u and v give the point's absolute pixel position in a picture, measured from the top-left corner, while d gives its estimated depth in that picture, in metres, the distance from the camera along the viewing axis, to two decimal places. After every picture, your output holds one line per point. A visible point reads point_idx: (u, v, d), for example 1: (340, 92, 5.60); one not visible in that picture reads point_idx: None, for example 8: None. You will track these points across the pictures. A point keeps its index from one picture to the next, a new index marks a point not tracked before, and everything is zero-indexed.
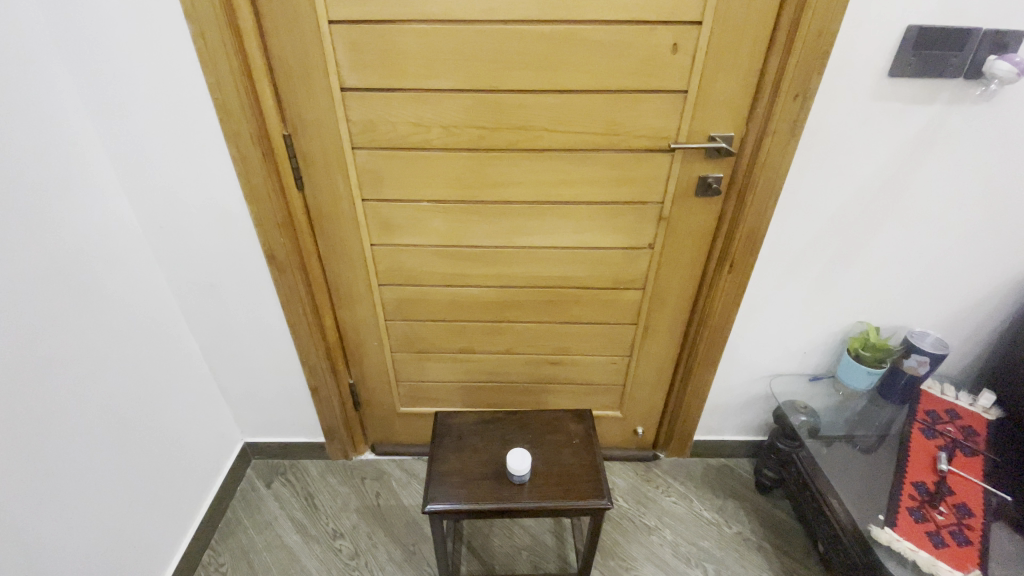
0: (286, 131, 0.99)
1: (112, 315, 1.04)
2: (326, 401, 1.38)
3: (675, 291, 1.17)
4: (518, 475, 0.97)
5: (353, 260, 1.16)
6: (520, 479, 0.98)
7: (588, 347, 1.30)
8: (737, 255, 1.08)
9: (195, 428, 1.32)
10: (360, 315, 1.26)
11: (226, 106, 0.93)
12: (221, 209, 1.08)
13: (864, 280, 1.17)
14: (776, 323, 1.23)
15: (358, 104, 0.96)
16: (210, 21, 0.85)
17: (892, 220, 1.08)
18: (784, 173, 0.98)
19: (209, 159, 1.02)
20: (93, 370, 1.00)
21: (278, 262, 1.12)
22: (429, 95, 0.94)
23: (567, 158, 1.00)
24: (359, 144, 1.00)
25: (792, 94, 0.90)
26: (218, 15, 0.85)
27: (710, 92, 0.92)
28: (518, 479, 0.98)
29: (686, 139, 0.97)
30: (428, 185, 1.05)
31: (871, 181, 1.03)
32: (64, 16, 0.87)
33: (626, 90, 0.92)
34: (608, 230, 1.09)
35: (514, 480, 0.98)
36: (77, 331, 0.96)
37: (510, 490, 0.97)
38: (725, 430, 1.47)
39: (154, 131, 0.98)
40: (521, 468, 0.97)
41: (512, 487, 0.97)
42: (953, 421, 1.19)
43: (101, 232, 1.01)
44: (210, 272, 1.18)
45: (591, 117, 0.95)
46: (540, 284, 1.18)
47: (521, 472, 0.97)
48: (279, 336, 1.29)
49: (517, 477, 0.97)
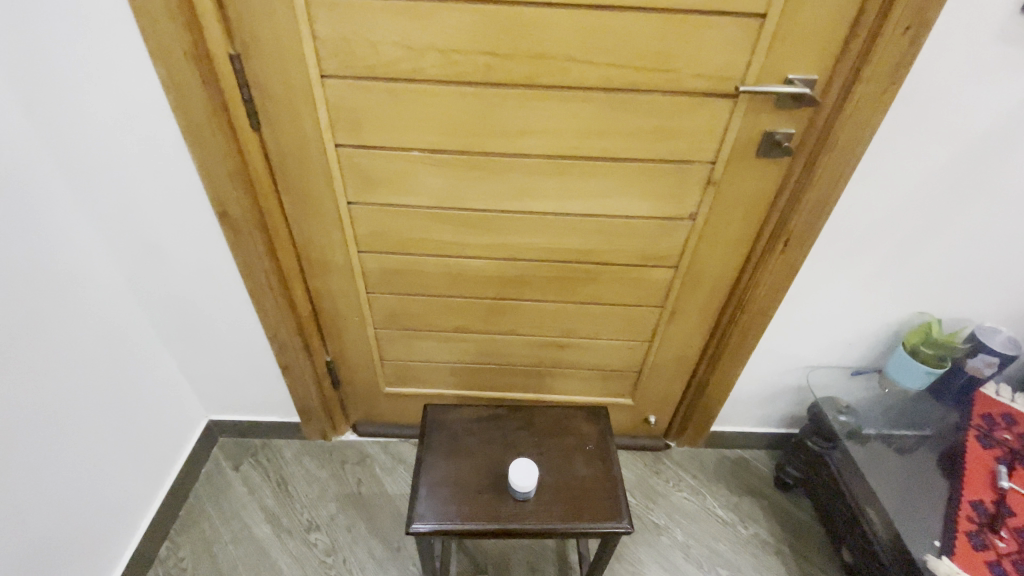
0: (233, 50, 0.76)
1: (32, 286, 0.84)
2: (300, 380, 1.21)
3: (713, 271, 0.98)
4: (523, 492, 0.82)
5: (326, 220, 0.95)
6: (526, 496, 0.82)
7: (603, 329, 1.12)
8: (796, 232, 0.89)
9: (147, 407, 1.15)
10: (336, 285, 1.06)
11: (148, 11, 0.69)
12: (161, 151, 0.85)
13: (936, 266, 0.99)
14: (824, 310, 1.06)
15: (328, 16, 0.72)
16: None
17: (986, 197, 0.89)
18: (871, 132, 0.77)
19: (136, 84, 0.78)
20: (12, 354, 0.81)
21: (231, 221, 0.90)
22: (422, 6, 0.70)
23: (598, 101, 0.78)
24: (330, 72, 0.77)
25: (904, 24, 0.68)
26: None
27: (796, 18, 0.70)
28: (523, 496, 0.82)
29: (755, 82, 0.75)
30: (419, 129, 0.82)
31: (972, 148, 0.83)
32: None
33: (686, 10, 0.70)
34: (641, 195, 0.88)
35: (518, 497, 0.83)
36: None
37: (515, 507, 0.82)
38: (745, 422, 1.32)
39: (55, 45, 0.73)
40: (528, 484, 0.82)
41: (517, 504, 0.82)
42: (1010, 429, 1.04)
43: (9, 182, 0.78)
44: (154, 231, 0.96)
45: (635, 47, 0.72)
46: (552, 257, 0.99)
47: (528, 489, 0.82)
48: (241, 307, 1.09)
49: (522, 494, 0.82)
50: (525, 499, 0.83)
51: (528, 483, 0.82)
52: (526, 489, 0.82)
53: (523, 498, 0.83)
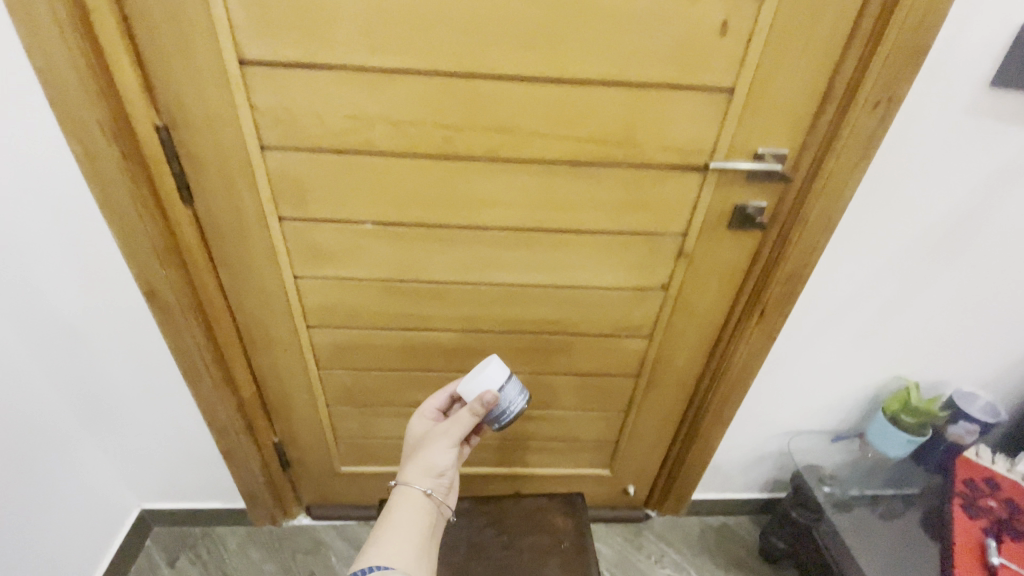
0: (160, 122, 0.68)
1: None
2: (243, 466, 1.08)
3: (689, 341, 0.94)
4: (500, 399, 0.75)
5: (269, 295, 0.86)
6: (523, 395, 0.77)
7: (575, 400, 1.06)
8: (770, 306, 0.85)
9: (64, 509, 0.97)
10: (283, 361, 0.96)
11: (53, 80, 0.60)
12: (76, 226, 0.73)
13: (913, 331, 0.96)
14: (803, 377, 1.02)
15: (267, 86, 0.65)
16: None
17: (959, 263, 0.87)
18: (843, 206, 0.74)
19: (32, 143, 0.66)
20: None
21: (160, 300, 0.80)
22: (371, 76, 0.65)
23: (565, 174, 0.74)
24: (270, 143, 0.70)
25: (873, 101, 0.66)
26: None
27: (764, 99, 0.67)
28: (501, 410, 0.76)
29: (726, 157, 0.71)
30: (372, 201, 0.76)
31: (939, 217, 0.81)
32: None
33: (653, 87, 0.66)
34: (612, 266, 0.84)
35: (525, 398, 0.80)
36: None
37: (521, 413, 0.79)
38: (728, 488, 1.25)
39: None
40: (511, 382, 0.76)
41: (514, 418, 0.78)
42: (995, 496, 0.99)
43: None
44: (70, 310, 0.82)
45: (601, 122, 0.69)
46: (521, 328, 0.92)
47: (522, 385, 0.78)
48: (177, 391, 0.96)
49: (497, 415, 0.76)
50: (518, 406, 0.77)
51: (510, 382, 0.76)
52: (516, 387, 0.76)
53: (510, 418, 0.76)
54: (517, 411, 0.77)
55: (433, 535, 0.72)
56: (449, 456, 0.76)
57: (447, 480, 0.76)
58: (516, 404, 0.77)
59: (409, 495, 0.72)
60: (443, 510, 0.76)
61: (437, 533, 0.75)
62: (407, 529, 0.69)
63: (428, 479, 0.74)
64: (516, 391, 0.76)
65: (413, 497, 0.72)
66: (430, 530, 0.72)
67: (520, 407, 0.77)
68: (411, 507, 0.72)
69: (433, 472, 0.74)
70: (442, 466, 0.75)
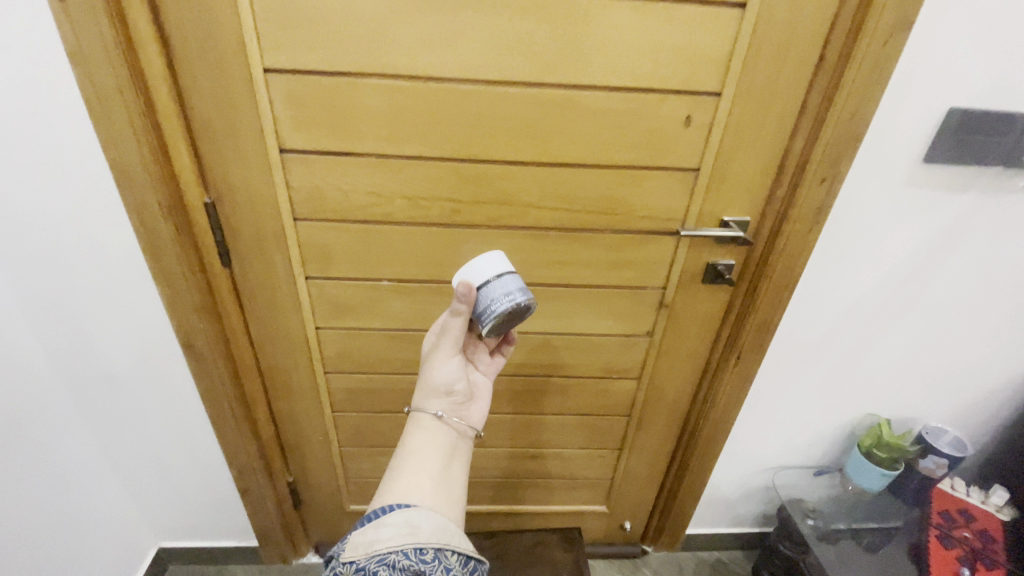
0: (209, 198, 0.78)
1: None
2: (259, 504, 1.15)
3: (674, 383, 1.03)
4: (483, 295, 0.61)
5: (293, 344, 0.95)
6: (517, 282, 0.63)
7: (572, 438, 1.13)
8: (746, 351, 0.94)
9: (92, 548, 1.03)
10: (302, 404, 1.04)
11: (125, 168, 0.72)
12: (128, 287, 0.83)
13: (880, 373, 1.04)
14: (783, 415, 1.10)
15: (303, 169, 0.77)
16: (96, 45, 0.64)
17: (914, 312, 0.95)
18: (803, 263, 0.84)
19: (100, 216, 0.76)
20: None
21: (196, 351, 0.89)
22: (392, 161, 0.77)
23: (557, 238, 0.84)
24: (303, 215, 0.81)
25: (820, 177, 0.77)
26: (110, 39, 0.64)
27: (725, 175, 0.79)
28: (484, 308, 0.61)
29: (695, 224, 0.84)
30: (388, 262, 0.86)
31: (895, 272, 0.90)
32: None
33: (630, 167, 0.79)
34: (601, 316, 0.94)
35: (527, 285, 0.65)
36: None
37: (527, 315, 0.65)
38: (721, 523, 1.30)
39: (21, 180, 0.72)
40: (495, 276, 0.62)
41: (518, 316, 0.63)
42: (969, 526, 1.05)
43: None
44: (115, 360, 0.91)
45: (587, 195, 0.81)
46: (520, 371, 1.01)
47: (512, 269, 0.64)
48: (202, 433, 1.04)
49: (484, 319, 0.61)
50: (513, 297, 0.61)
51: (490, 279, 0.62)
52: (505, 280, 0.62)
53: (502, 317, 0.61)
54: (513, 302, 0.61)
55: (458, 467, 0.61)
56: (450, 367, 0.65)
57: (460, 399, 0.65)
58: (510, 297, 0.61)
59: (421, 419, 0.62)
60: (467, 431, 0.64)
61: (468, 461, 0.63)
62: (425, 465, 0.58)
63: (437, 400, 0.63)
64: (504, 279, 0.62)
65: (425, 421, 0.62)
66: (452, 461, 0.61)
67: (517, 300, 0.61)
68: (424, 434, 0.61)
69: (437, 391, 0.63)
70: (444, 381, 0.63)
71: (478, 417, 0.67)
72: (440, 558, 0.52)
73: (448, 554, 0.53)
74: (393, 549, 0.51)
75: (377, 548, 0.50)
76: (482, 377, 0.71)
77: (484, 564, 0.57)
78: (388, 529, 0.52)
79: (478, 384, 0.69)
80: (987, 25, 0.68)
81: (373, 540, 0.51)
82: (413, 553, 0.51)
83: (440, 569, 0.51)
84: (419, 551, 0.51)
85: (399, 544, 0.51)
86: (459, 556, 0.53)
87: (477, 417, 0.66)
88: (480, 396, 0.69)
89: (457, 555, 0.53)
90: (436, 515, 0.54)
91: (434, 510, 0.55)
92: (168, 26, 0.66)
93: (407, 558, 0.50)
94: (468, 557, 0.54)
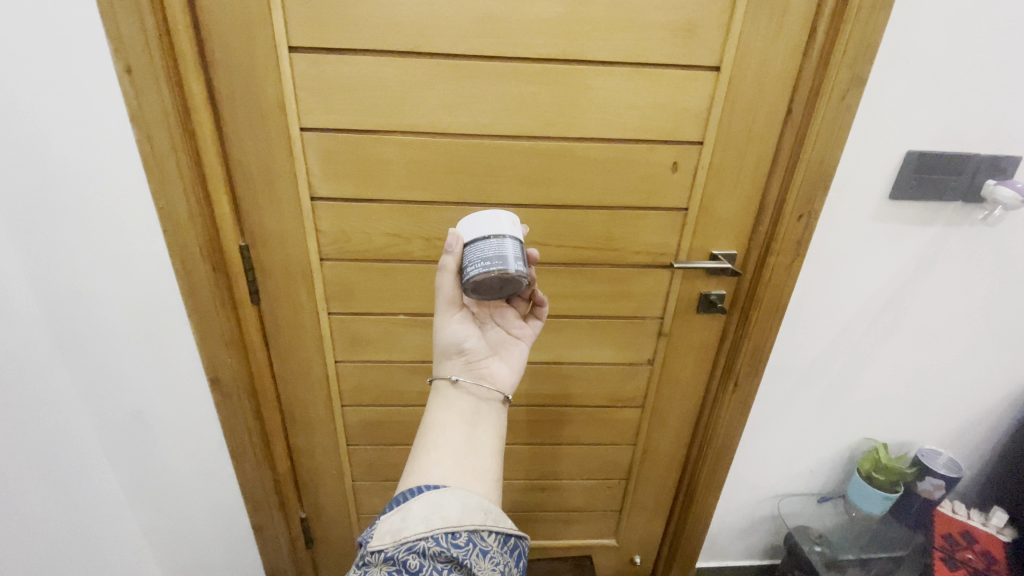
0: (243, 241, 0.86)
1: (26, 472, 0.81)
2: (272, 542, 1.16)
3: (676, 409, 1.08)
4: (468, 254, 0.61)
5: (314, 377, 1.01)
6: (507, 243, 0.61)
7: (580, 469, 1.16)
8: (742, 376, 0.99)
9: None
10: (319, 437, 1.08)
11: (172, 216, 0.79)
12: (163, 326, 0.89)
13: (872, 397, 1.09)
14: (783, 441, 1.13)
15: (330, 215, 0.85)
16: (157, 111, 0.72)
17: (898, 337, 1.01)
18: (789, 292, 0.91)
19: (144, 260, 0.83)
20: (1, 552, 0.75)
21: (222, 385, 0.94)
22: (411, 206, 0.85)
23: (561, 273, 0.92)
24: (328, 256, 0.89)
25: (798, 213, 0.85)
26: (169, 106, 0.73)
27: (711, 212, 0.88)
28: (466, 268, 0.61)
29: (687, 257, 0.92)
30: (404, 297, 0.93)
31: (875, 299, 0.97)
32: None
33: (625, 207, 0.87)
34: (604, 345, 1.00)
35: (526, 248, 0.63)
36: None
37: (524, 281, 0.61)
38: (731, 555, 1.31)
39: (77, 228, 0.79)
40: (482, 237, 0.61)
41: (507, 281, 0.61)
42: (972, 548, 1.10)
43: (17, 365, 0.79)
44: (144, 397, 0.96)
45: (587, 233, 0.89)
46: (529, 401, 1.06)
47: (511, 233, 0.62)
48: (220, 470, 1.06)
49: (465, 277, 0.60)
50: (496, 259, 0.59)
51: (479, 239, 0.61)
52: (492, 241, 0.60)
53: (479, 278, 0.59)
54: (494, 265, 0.59)
55: (484, 435, 0.60)
56: (458, 327, 0.66)
57: (476, 359, 0.66)
58: (494, 258, 0.59)
59: (438, 383, 0.64)
60: (484, 391, 0.64)
61: (498, 427, 0.62)
62: (446, 440, 0.58)
63: (451, 363, 0.65)
64: (492, 242, 0.60)
65: (443, 386, 0.63)
66: (476, 430, 0.60)
67: (500, 263, 0.59)
68: (443, 402, 0.62)
69: (449, 353, 0.65)
70: (452, 341, 0.65)
71: (502, 377, 0.66)
72: (475, 540, 0.50)
73: (483, 536, 0.51)
74: (423, 535, 0.48)
75: (405, 536, 0.48)
76: (506, 339, 0.71)
77: (526, 542, 0.55)
78: (414, 514, 0.50)
79: (501, 345, 0.70)
80: (931, 81, 0.78)
81: (402, 528, 0.49)
82: (445, 539, 0.48)
83: (475, 553, 0.49)
84: (451, 535, 0.49)
85: (429, 530, 0.49)
86: (496, 536, 0.51)
87: (498, 375, 0.66)
88: (505, 357, 0.69)
89: (493, 536, 0.51)
90: (464, 494, 0.52)
91: (462, 489, 0.53)
92: (219, 93, 0.76)
93: (438, 544, 0.48)
94: (507, 536, 0.52)
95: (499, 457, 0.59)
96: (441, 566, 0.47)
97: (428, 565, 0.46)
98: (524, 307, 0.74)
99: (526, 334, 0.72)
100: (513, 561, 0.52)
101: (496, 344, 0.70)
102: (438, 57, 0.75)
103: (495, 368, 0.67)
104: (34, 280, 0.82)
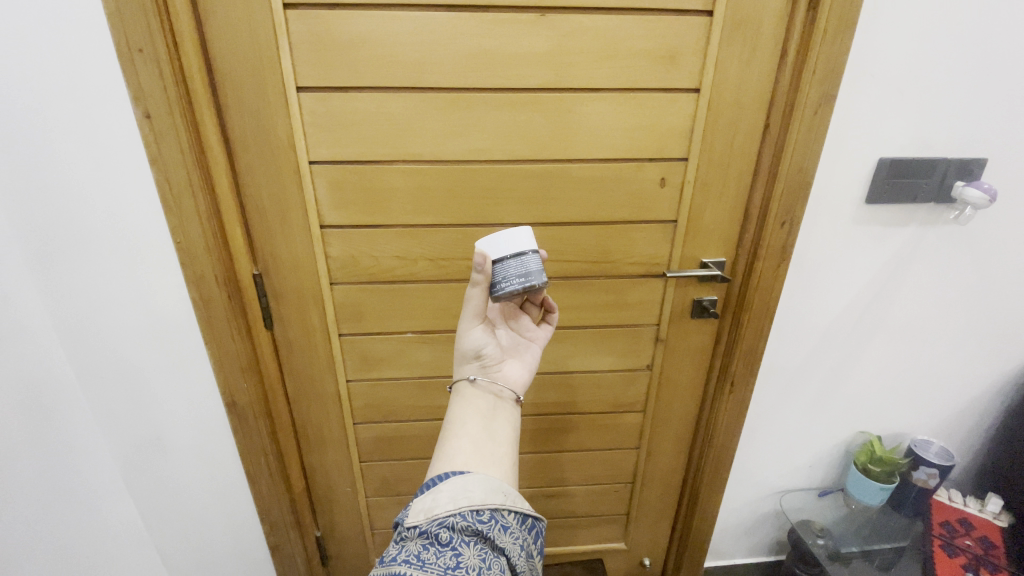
0: (256, 269, 0.90)
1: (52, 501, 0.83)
2: (289, 561, 1.18)
3: (677, 412, 1.12)
4: (498, 271, 0.66)
5: (325, 397, 1.04)
6: (529, 259, 0.67)
7: (587, 475, 1.20)
8: (738, 377, 1.03)
9: None
10: (331, 456, 1.11)
11: (190, 249, 0.83)
12: (179, 354, 0.92)
13: (863, 392, 1.13)
14: (780, 438, 1.17)
15: (338, 241, 0.90)
16: (174, 151, 0.77)
17: (882, 332, 1.06)
18: (777, 295, 0.96)
19: (162, 291, 0.87)
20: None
21: (239, 409, 0.97)
22: (416, 230, 0.90)
23: (560, 286, 0.96)
24: (338, 280, 0.93)
25: (780, 220, 0.90)
26: (186, 146, 0.77)
27: (699, 223, 0.93)
28: (498, 284, 0.66)
29: (678, 266, 0.97)
30: (412, 316, 0.97)
31: (858, 298, 1.01)
32: (19, 169, 0.75)
33: (618, 222, 0.92)
34: (604, 353, 1.04)
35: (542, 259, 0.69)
36: (19, 529, 0.76)
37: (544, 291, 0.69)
38: (736, 553, 1.34)
39: (98, 264, 0.83)
40: (508, 256, 0.66)
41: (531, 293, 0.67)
42: (970, 534, 1.12)
43: (40, 399, 0.82)
44: (161, 424, 0.99)
45: (584, 248, 0.93)
46: (535, 412, 1.10)
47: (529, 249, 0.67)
48: (235, 493, 1.08)
49: (500, 292, 0.66)
50: (525, 276, 0.65)
51: (507, 257, 0.66)
52: (517, 260, 0.66)
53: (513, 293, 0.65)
54: (526, 282, 0.65)
55: (501, 427, 0.64)
56: (478, 335, 0.70)
57: (491, 364, 0.70)
58: (524, 276, 0.65)
59: (459, 384, 0.69)
60: (504, 391, 0.68)
61: (512, 420, 0.66)
62: (468, 432, 0.62)
63: (469, 366, 0.70)
64: (519, 261, 0.66)
65: (461, 386, 0.68)
66: (494, 422, 0.64)
67: (530, 279, 0.66)
68: (463, 400, 0.66)
69: (469, 357, 0.70)
70: (472, 346, 0.69)
71: (518, 375, 0.71)
72: (497, 517, 0.53)
73: (504, 513, 0.54)
74: (452, 512, 0.51)
75: (437, 513, 0.51)
76: (520, 341, 0.75)
77: (543, 523, 0.58)
78: (444, 495, 0.53)
79: (515, 347, 0.74)
80: (894, 94, 0.84)
81: (433, 506, 0.52)
82: (471, 515, 0.52)
83: (498, 527, 0.52)
84: (476, 512, 0.52)
85: (457, 507, 0.52)
86: (516, 515, 0.54)
87: (514, 376, 0.71)
88: (518, 357, 0.73)
89: (513, 515, 0.54)
90: (486, 477, 0.55)
91: (483, 473, 0.56)
92: (232, 133, 0.81)
93: (466, 519, 0.51)
94: (525, 515, 0.55)
95: (514, 447, 0.62)
96: (468, 540, 0.50)
97: (456, 538, 0.50)
98: (537, 312, 0.78)
99: (539, 337, 0.76)
100: (531, 538, 0.55)
101: (510, 346, 0.74)
102: (436, 91, 0.81)
103: (510, 368, 0.71)
104: (56, 315, 0.85)
